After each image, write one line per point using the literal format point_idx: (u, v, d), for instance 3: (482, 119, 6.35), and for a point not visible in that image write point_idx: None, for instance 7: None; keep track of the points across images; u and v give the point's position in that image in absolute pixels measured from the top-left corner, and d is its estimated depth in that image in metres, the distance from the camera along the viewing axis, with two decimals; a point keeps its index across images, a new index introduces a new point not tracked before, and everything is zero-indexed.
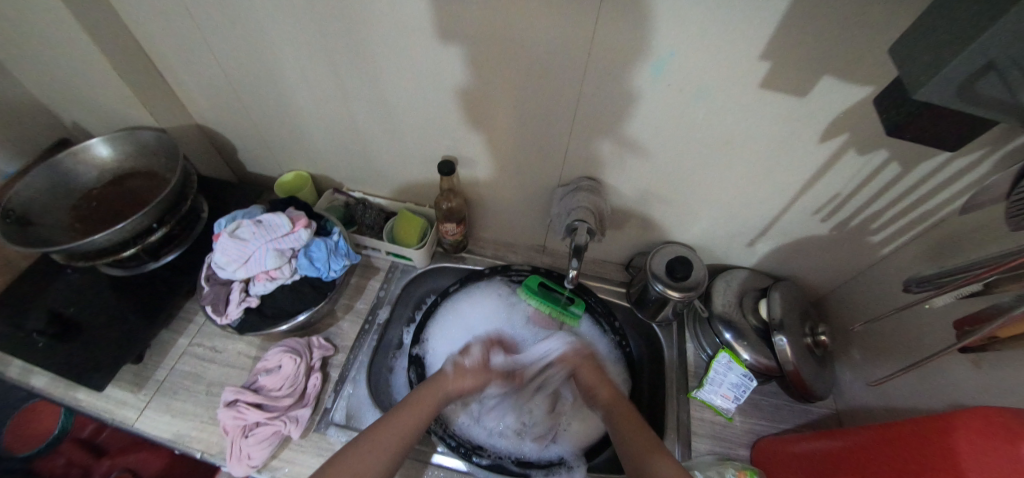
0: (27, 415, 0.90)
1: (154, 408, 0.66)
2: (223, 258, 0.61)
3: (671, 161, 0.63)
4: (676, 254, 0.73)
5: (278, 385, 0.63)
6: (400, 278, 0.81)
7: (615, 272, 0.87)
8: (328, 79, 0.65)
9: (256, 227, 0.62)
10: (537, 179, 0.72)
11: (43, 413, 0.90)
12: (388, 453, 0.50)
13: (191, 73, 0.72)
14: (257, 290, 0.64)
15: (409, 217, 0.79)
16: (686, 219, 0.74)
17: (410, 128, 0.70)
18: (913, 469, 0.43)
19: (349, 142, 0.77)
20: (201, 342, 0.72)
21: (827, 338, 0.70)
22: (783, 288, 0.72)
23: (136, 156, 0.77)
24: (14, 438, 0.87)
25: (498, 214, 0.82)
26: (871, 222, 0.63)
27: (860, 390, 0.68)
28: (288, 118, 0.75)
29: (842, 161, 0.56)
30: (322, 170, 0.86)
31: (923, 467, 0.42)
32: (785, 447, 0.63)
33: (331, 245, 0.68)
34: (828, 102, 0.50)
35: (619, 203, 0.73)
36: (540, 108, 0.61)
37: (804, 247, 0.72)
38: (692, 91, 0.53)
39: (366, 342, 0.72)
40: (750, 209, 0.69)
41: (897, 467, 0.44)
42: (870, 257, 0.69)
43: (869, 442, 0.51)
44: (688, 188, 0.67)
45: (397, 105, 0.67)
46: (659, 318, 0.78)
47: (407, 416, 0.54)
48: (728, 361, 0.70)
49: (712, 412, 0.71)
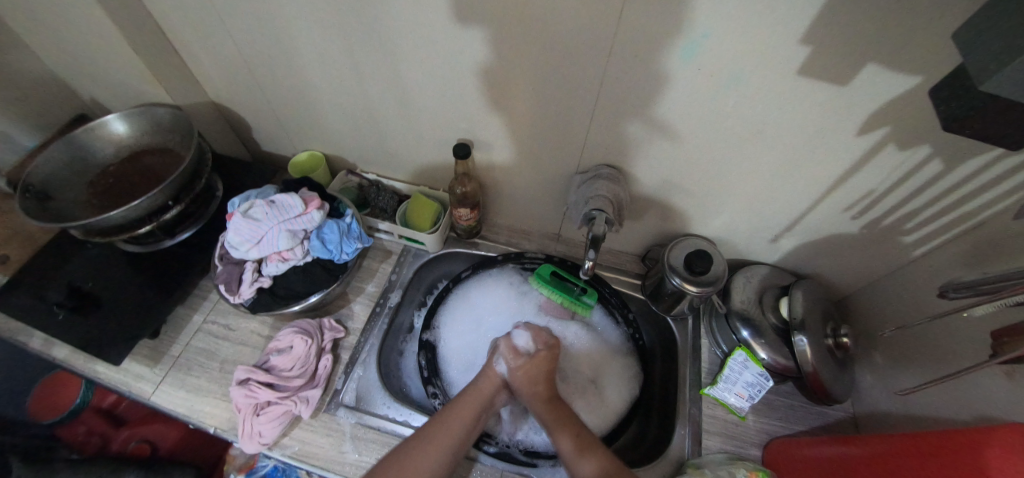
0: (51, 384, 0.93)
1: (170, 383, 0.67)
2: (236, 237, 0.60)
3: (696, 151, 0.60)
4: (694, 247, 0.71)
5: (289, 365, 0.64)
6: (412, 262, 0.80)
7: (630, 263, 0.85)
8: (342, 57, 0.64)
9: (269, 208, 0.62)
10: (554, 166, 0.70)
11: (63, 383, 0.92)
12: (439, 451, 0.52)
13: (205, 49, 0.71)
14: (269, 270, 0.64)
15: (421, 201, 0.77)
16: (707, 212, 0.71)
17: (425, 110, 0.68)
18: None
19: (363, 123, 0.75)
20: (215, 319, 0.73)
21: (850, 339, 0.68)
22: (806, 286, 0.70)
23: (152, 133, 0.77)
24: (39, 405, 0.90)
25: (512, 200, 0.80)
26: (906, 221, 0.60)
27: (882, 394, 0.66)
28: (302, 98, 0.74)
29: (880, 155, 0.53)
30: (335, 151, 0.85)
31: None
32: (799, 451, 0.61)
33: (343, 228, 0.68)
34: (871, 92, 0.46)
35: (638, 193, 0.71)
36: (560, 92, 0.58)
37: (831, 245, 0.69)
38: (723, 77, 0.50)
39: (377, 326, 0.72)
40: (776, 204, 0.66)
41: None
42: (901, 257, 0.65)
43: (891, 451, 0.49)
44: (711, 180, 0.64)
45: (412, 86, 0.65)
46: (674, 312, 0.77)
47: (458, 416, 0.56)
48: (744, 359, 0.68)
49: (725, 410, 0.70)
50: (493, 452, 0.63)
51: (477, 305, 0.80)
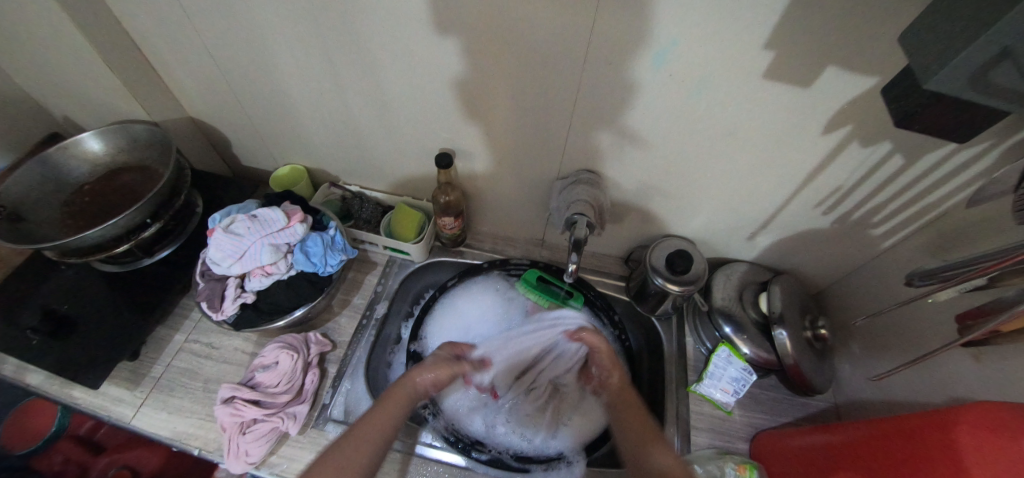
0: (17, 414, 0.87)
1: (151, 405, 0.65)
2: (217, 253, 0.60)
3: (671, 153, 0.62)
4: (675, 247, 0.73)
5: (275, 381, 0.62)
6: (398, 273, 0.80)
7: (614, 266, 0.86)
8: (322, 71, 0.64)
9: (251, 222, 0.61)
10: (535, 172, 0.71)
11: (34, 412, 0.88)
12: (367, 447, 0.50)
13: (182, 65, 0.70)
14: (252, 285, 0.64)
15: (405, 211, 0.78)
16: (686, 213, 0.73)
17: (407, 121, 0.69)
18: (912, 459, 0.43)
19: (344, 135, 0.75)
20: (197, 338, 0.72)
21: (827, 331, 0.70)
22: (783, 282, 0.72)
23: (128, 150, 0.76)
24: (7, 435, 0.85)
25: (496, 208, 0.81)
26: (873, 215, 0.63)
27: (860, 383, 0.68)
28: (283, 111, 0.74)
29: (845, 152, 0.56)
30: (317, 164, 0.85)
31: (925, 462, 0.41)
32: (784, 442, 0.62)
33: (327, 240, 0.67)
34: (832, 93, 0.49)
35: (619, 196, 0.73)
36: (538, 100, 0.59)
37: (805, 240, 0.72)
38: (693, 81, 0.52)
39: (364, 338, 0.72)
40: (751, 203, 0.68)
41: (900, 462, 0.44)
42: (871, 250, 0.68)
43: (871, 436, 0.50)
44: (689, 181, 0.66)
45: (393, 96, 0.65)
46: (658, 312, 0.78)
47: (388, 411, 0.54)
48: (728, 355, 0.70)
49: (712, 406, 0.71)
50: (483, 461, 0.62)
51: (466, 312, 0.79)
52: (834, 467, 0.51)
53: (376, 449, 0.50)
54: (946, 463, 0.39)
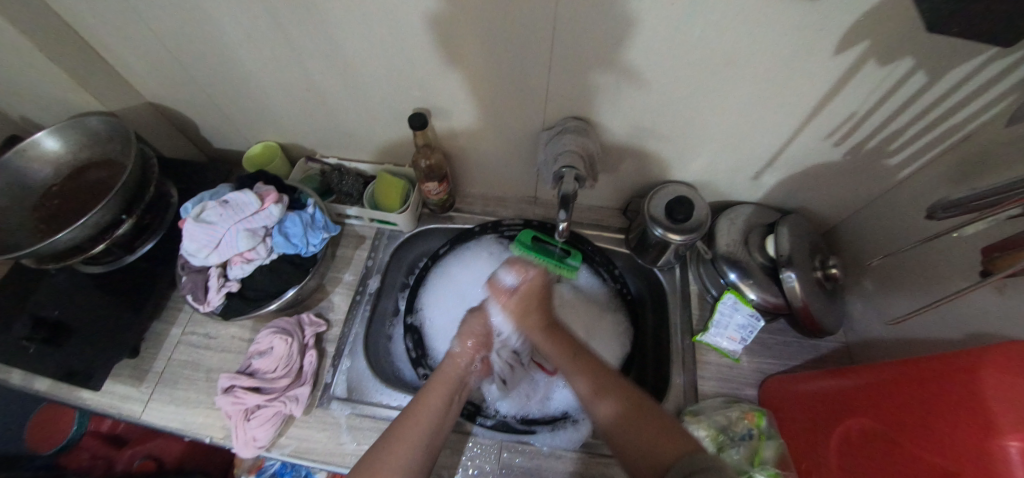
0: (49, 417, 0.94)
1: (158, 399, 0.66)
2: (193, 244, 0.57)
3: (667, 94, 0.57)
4: (675, 194, 0.68)
5: (272, 367, 0.62)
6: (388, 245, 0.77)
7: (612, 219, 0.81)
8: (272, 36, 0.58)
9: (223, 209, 0.59)
10: (520, 127, 0.66)
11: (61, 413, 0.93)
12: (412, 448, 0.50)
13: (126, 46, 0.64)
14: (235, 274, 0.61)
15: (386, 180, 0.74)
16: (685, 157, 0.67)
17: (373, 83, 0.63)
18: (933, 407, 0.40)
19: (312, 105, 0.70)
20: (193, 330, 0.71)
21: (839, 270, 0.66)
22: (792, 222, 0.68)
23: (88, 145, 0.72)
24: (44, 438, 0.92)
25: (483, 169, 0.76)
26: (890, 142, 0.58)
27: (873, 321, 0.66)
28: (242, 84, 0.68)
29: (860, 74, 0.50)
30: (290, 139, 0.80)
31: (946, 411, 0.39)
32: (796, 388, 0.60)
33: (306, 219, 0.64)
34: (847, 3, 0.42)
35: (611, 144, 0.67)
36: (513, 47, 0.53)
37: (816, 175, 0.67)
38: (684, 5, 0.45)
39: (359, 314, 0.70)
40: (755, 139, 0.62)
41: (921, 410, 0.41)
42: (886, 180, 0.63)
43: (881, 380, 0.48)
44: (687, 123, 0.61)
45: (356, 58, 0.59)
46: (661, 262, 0.75)
47: (428, 403, 0.54)
48: (734, 302, 0.67)
49: (719, 354, 0.69)
50: (490, 425, 0.63)
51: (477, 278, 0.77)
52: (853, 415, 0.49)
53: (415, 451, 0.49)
54: (968, 414, 0.36)
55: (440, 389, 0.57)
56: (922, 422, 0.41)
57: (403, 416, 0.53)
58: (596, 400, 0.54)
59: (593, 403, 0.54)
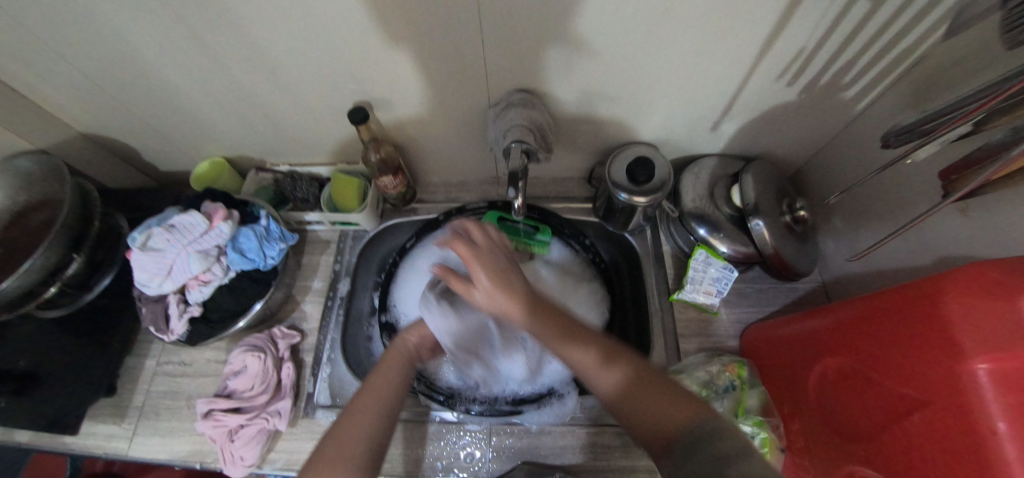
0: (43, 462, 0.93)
1: (142, 433, 0.65)
2: (142, 274, 0.56)
3: (610, 53, 0.54)
4: (635, 155, 0.66)
5: (249, 385, 0.61)
6: (354, 246, 0.75)
7: (579, 189, 0.80)
8: (186, 45, 0.54)
9: (169, 233, 0.56)
10: (467, 108, 0.63)
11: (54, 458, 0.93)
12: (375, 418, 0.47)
13: (37, 76, 0.60)
14: (194, 298, 0.59)
15: (340, 180, 0.71)
16: (641, 117, 0.65)
17: (306, 82, 0.60)
18: (900, 340, 0.39)
19: (248, 113, 0.67)
20: (168, 360, 0.70)
21: (807, 212, 0.66)
22: (755, 169, 0.66)
23: (20, 186, 0.68)
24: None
25: (438, 156, 0.73)
26: (844, 75, 0.56)
27: (845, 257, 0.66)
28: (169, 101, 0.65)
29: (803, 8, 0.48)
30: (236, 152, 0.76)
31: (913, 342, 0.38)
32: (771, 333, 0.60)
33: (261, 232, 0.62)
34: None
35: (563, 113, 0.65)
36: (440, 25, 0.50)
37: (776, 118, 0.65)
38: None
39: (333, 319, 0.70)
40: (709, 89, 0.60)
41: (889, 344, 0.40)
42: (845, 114, 0.62)
43: (844, 317, 0.47)
44: (637, 81, 0.58)
45: (281, 58, 0.56)
46: (631, 227, 0.74)
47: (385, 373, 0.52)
48: (706, 257, 0.66)
49: (697, 310, 0.69)
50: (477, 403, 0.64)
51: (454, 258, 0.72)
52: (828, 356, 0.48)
53: (378, 421, 0.47)
54: (935, 343, 0.35)
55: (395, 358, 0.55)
56: (892, 356, 0.40)
57: (360, 390, 0.50)
58: (565, 344, 0.48)
59: (563, 348, 0.48)
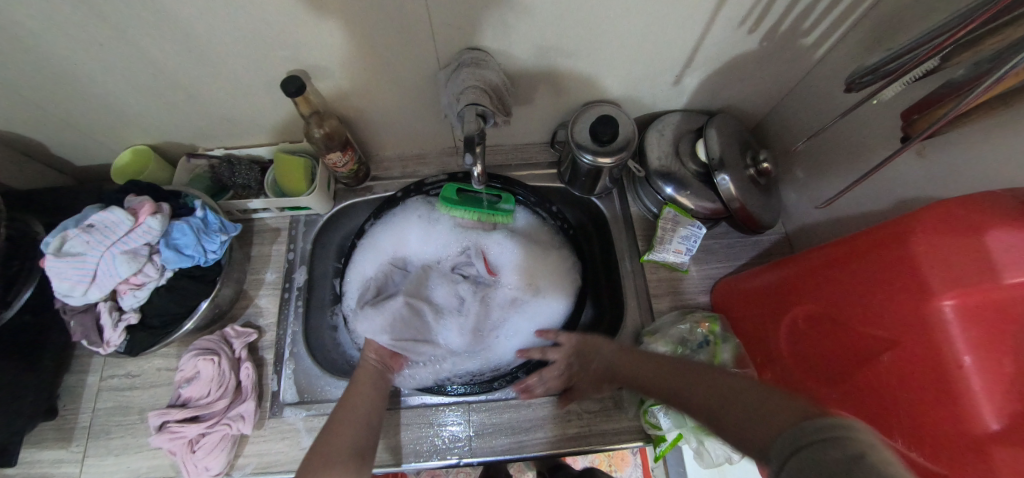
0: None
1: (94, 454, 0.60)
2: (63, 283, 0.49)
3: (566, 5, 0.50)
4: (597, 114, 0.64)
5: (205, 391, 0.56)
6: (307, 232, 0.70)
7: (541, 154, 0.76)
8: (70, 14, 0.46)
9: (88, 234, 0.49)
10: (415, 72, 0.58)
11: None
12: (353, 435, 0.51)
13: None
14: (129, 303, 0.54)
15: (282, 160, 0.65)
16: (602, 75, 0.62)
17: (228, 53, 0.53)
18: (868, 283, 0.39)
19: (165, 93, 0.59)
20: (113, 373, 0.64)
21: (770, 163, 0.66)
22: (719, 122, 0.65)
23: None
24: None
25: (390, 128, 0.68)
26: (805, 18, 0.55)
27: (807, 206, 0.67)
28: (67, 84, 0.56)
29: None
30: (160, 138, 0.68)
31: (880, 284, 0.38)
32: (742, 286, 0.60)
33: (197, 225, 0.56)
34: None
35: (521, 73, 0.60)
36: None
37: (737, 70, 0.64)
38: None
39: (292, 311, 0.65)
40: (671, 41, 0.57)
41: (855, 290, 0.41)
42: (805, 60, 0.61)
43: (811, 266, 0.47)
44: (597, 35, 0.55)
45: (192, 24, 0.48)
46: (597, 190, 0.72)
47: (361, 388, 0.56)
48: (675, 215, 0.66)
49: (667, 269, 0.69)
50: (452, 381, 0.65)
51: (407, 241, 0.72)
52: (799, 304, 0.49)
53: (355, 431, 0.52)
54: (902, 281, 0.36)
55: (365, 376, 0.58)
56: (858, 303, 0.40)
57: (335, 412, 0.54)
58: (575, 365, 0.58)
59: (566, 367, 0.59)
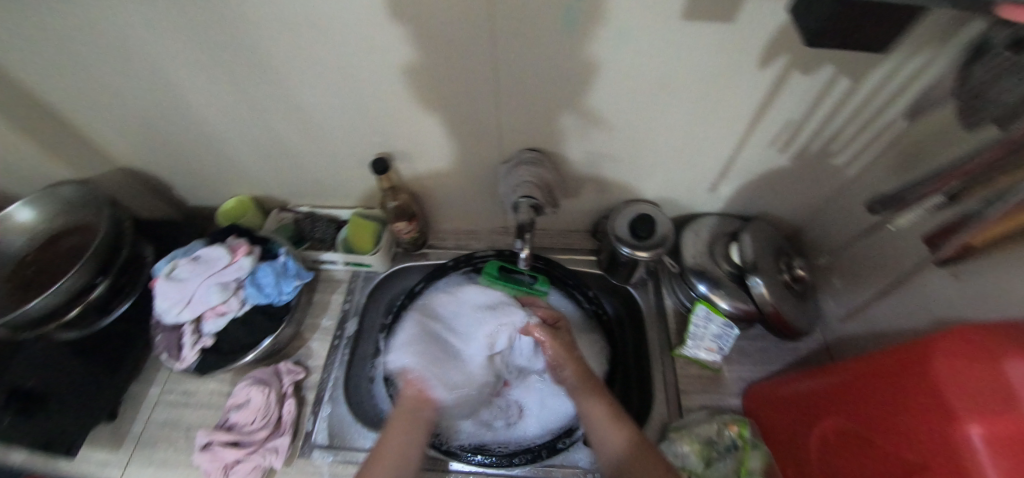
0: None
1: (137, 462, 0.65)
2: (163, 302, 0.59)
3: (614, 117, 0.59)
4: (638, 212, 0.71)
5: (250, 419, 0.61)
6: (363, 287, 0.78)
7: (582, 241, 0.83)
8: (235, 96, 0.61)
9: (194, 265, 0.60)
10: (481, 161, 0.68)
11: None
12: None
13: (97, 115, 0.67)
14: (209, 328, 0.62)
15: (358, 223, 0.76)
16: (643, 176, 0.70)
17: (338, 132, 0.66)
18: (895, 400, 0.40)
19: (280, 158, 0.73)
20: (173, 388, 0.71)
21: (804, 271, 0.69)
22: (753, 228, 0.70)
23: (62, 213, 0.73)
24: None
25: (451, 204, 0.78)
26: (833, 143, 0.61)
27: (845, 316, 0.67)
28: (212, 144, 0.71)
29: (789, 83, 0.54)
30: (263, 191, 0.82)
31: (907, 404, 0.39)
32: (778, 391, 0.60)
33: (278, 268, 0.65)
34: (758, 22, 0.47)
35: (572, 168, 0.69)
36: (464, 87, 0.56)
37: (771, 181, 0.70)
38: (613, 35, 0.49)
39: (338, 358, 0.71)
40: (706, 153, 0.65)
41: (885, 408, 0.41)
42: (836, 178, 0.66)
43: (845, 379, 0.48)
44: (640, 144, 0.64)
45: (319, 109, 0.62)
46: (633, 279, 0.76)
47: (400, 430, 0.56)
48: (707, 312, 0.68)
49: (698, 366, 0.69)
50: (490, 446, 0.65)
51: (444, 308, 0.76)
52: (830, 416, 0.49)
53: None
54: (926, 402, 0.37)
55: (407, 419, 0.57)
56: (887, 422, 0.40)
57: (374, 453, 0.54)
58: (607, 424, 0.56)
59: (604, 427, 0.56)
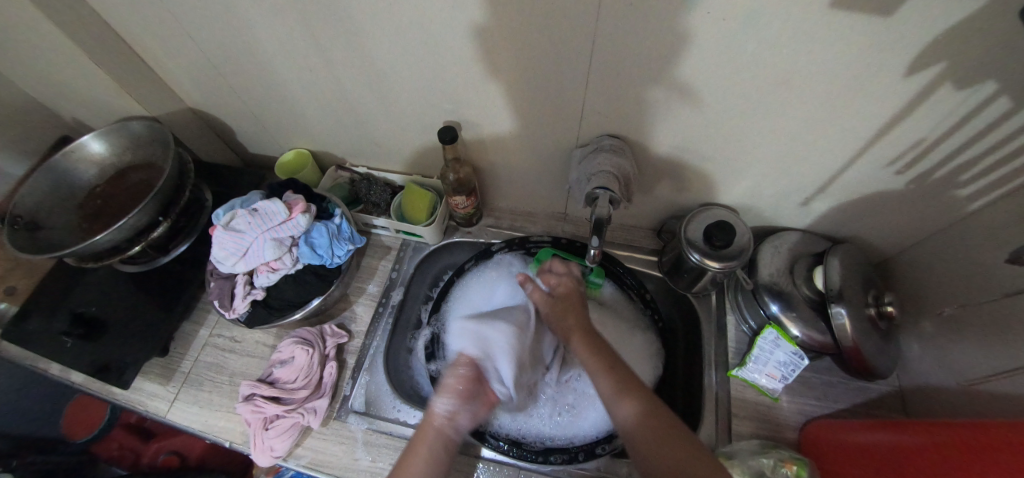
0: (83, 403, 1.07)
1: (183, 399, 0.67)
2: (221, 252, 0.58)
3: (712, 112, 0.53)
4: (716, 218, 0.65)
5: (293, 377, 0.62)
6: (412, 257, 0.77)
7: (645, 239, 0.79)
8: (306, 48, 0.58)
9: (252, 217, 0.58)
10: (553, 142, 0.63)
11: (90, 404, 1.06)
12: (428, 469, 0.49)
13: (169, 53, 0.66)
14: (261, 282, 0.62)
15: (414, 192, 0.73)
16: (728, 179, 0.64)
17: (406, 95, 0.62)
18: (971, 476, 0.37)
19: (344, 115, 0.70)
20: (221, 333, 0.72)
21: (895, 308, 0.61)
22: (844, 252, 0.62)
23: (131, 147, 0.74)
24: (75, 424, 1.04)
25: (512, 182, 0.74)
26: (961, 171, 0.52)
27: (930, 364, 0.60)
28: (277, 95, 0.69)
29: (932, 98, 0.45)
30: (322, 147, 0.80)
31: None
32: (845, 436, 0.55)
33: (333, 230, 0.64)
34: (923, 19, 0.38)
35: (648, 162, 0.64)
36: (549, 62, 0.51)
37: (872, 204, 0.62)
38: (737, 19, 0.41)
39: (381, 326, 0.70)
40: (806, 163, 0.58)
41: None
42: (952, 211, 0.57)
43: (932, 441, 0.44)
44: (733, 144, 0.57)
45: (390, 71, 0.58)
46: (695, 289, 0.71)
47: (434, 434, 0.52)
48: (775, 338, 0.62)
49: (756, 391, 0.65)
50: (528, 441, 0.65)
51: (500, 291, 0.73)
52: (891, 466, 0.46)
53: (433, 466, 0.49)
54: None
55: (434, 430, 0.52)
56: None
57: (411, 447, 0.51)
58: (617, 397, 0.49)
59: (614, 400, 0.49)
